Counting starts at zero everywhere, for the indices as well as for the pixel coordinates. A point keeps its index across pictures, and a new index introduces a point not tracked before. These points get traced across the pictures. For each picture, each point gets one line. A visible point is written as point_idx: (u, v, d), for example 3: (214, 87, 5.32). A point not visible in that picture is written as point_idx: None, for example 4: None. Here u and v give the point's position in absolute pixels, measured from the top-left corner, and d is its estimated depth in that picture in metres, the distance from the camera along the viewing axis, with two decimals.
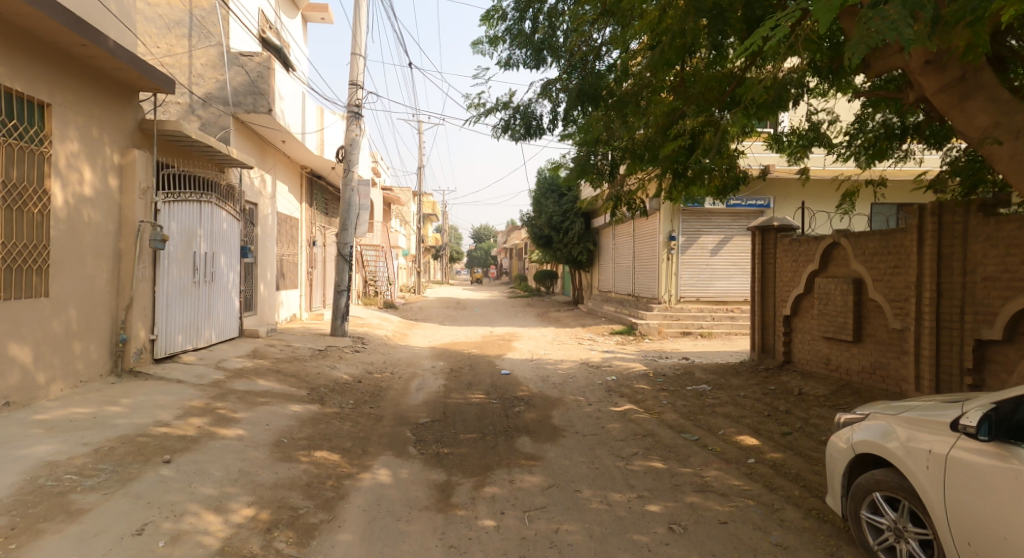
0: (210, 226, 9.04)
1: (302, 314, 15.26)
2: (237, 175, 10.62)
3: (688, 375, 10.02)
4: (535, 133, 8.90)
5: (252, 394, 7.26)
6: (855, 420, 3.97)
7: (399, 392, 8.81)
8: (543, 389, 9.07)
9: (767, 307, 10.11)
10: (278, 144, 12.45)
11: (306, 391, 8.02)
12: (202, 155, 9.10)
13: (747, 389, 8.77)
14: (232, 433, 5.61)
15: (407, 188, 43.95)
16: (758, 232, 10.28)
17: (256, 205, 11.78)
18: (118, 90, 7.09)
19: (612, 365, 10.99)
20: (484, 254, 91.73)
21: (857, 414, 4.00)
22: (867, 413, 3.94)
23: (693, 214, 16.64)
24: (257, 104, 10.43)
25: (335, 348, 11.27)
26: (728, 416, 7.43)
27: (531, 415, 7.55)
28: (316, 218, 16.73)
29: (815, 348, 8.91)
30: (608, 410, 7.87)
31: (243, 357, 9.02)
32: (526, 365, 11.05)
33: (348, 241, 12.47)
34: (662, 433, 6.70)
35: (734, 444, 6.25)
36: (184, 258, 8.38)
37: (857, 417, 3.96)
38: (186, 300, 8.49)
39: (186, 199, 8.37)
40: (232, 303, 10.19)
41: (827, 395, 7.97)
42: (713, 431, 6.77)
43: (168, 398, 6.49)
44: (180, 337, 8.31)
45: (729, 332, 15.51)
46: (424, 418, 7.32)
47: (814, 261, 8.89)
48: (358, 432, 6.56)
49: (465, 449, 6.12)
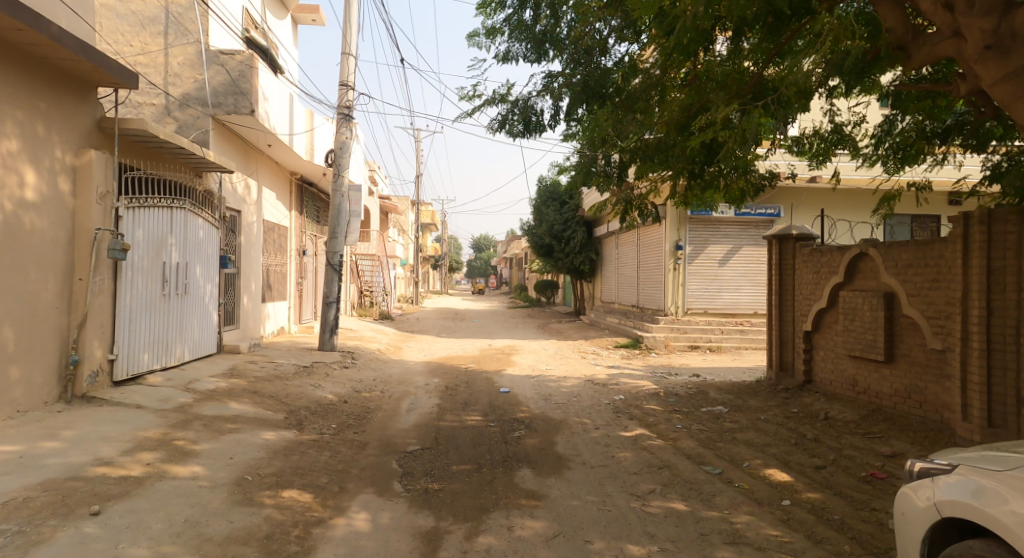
0: (184, 235, 8.34)
1: (291, 327, 14.54)
2: (217, 180, 9.91)
3: (702, 394, 9.27)
4: (536, 130, 8.23)
5: (220, 420, 6.53)
6: (936, 470, 3.22)
7: (388, 414, 8.06)
8: (545, 411, 8.32)
9: (786, 323, 9.39)
10: (264, 148, 11.81)
11: (284, 414, 7.28)
12: (174, 158, 8.45)
13: (768, 413, 8.03)
14: (186, 471, 4.90)
15: (405, 197, 43.33)
16: (774, 242, 9.59)
17: (239, 212, 11.09)
18: (70, 84, 6.48)
19: (619, 382, 10.25)
20: (485, 264, 91.23)
21: (937, 462, 3.26)
22: (953, 463, 3.20)
23: (701, 222, 15.94)
24: (238, 105, 9.74)
25: (322, 365, 10.53)
26: (752, 444, 6.68)
27: (533, 442, 6.80)
28: (307, 227, 16.03)
29: (840, 367, 8.18)
30: (617, 435, 7.13)
31: (219, 377, 8.28)
32: (526, 382, 10.31)
33: (339, 250, 11.72)
34: (680, 464, 5.96)
35: (764, 480, 5.50)
36: (153, 270, 7.69)
37: (939, 466, 3.23)
38: (154, 315, 7.78)
39: (155, 205, 7.68)
40: (210, 316, 9.48)
41: (856, 421, 7.24)
42: (736, 463, 6.04)
43: (122, 427, 5.77)
44: (146, 355, 7.60)
45: (739, 346, 14.79)
46: (414, 446, 6.58)
47: (838, 272, 8.17)
48: (336, 464, 5.83)
49: (458, 486, 5.38)
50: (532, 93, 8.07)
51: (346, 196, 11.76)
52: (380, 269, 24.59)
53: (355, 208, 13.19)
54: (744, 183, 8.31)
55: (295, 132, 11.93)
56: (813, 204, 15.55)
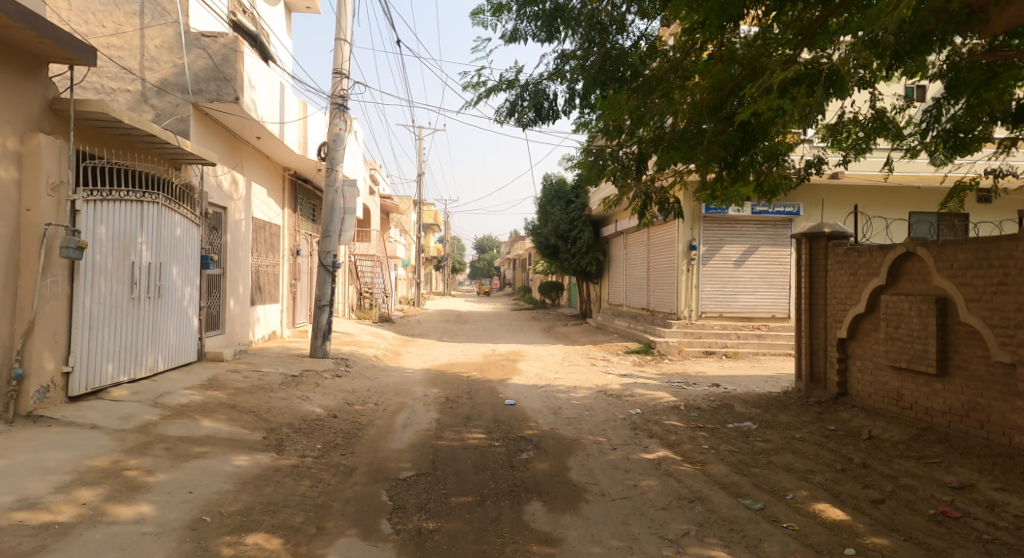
0: (158, 232, 7.56)
1: (283, 331, 13.75)
2: (198, 174, 9.11)
3: (727, 408, 8.44)
4: (548, 117, 7.43)
5: (187, 442, 5.75)
6: None
7: (381, 431, 7.25)
8: (555, 428, 7.50)
9: (817, 330, 8.56)
10: (253, 141, 11.04)
11: (262, 433, 6.49)
12: (144, 146, 7.64)
13: (804, 430, 7.23)
14: (130, 512, 4.19)
15: (407, 196, 42.65)
16: (803, 241, 8.76)
17: (224, 209, 10.30)
18: (11, 58, 5.71)
19: (634, 393, 9.43)
20: (488, 264, 90.53)
21: None
22: None
23: (716, 221, 15.13)
24: (221, 93, 8.93)
25: (312, 374, 9.73)
26: (792, 470, 5.87)
27: (543, 466, 6.01)
28: (301, 225, 15.25)
29: (881, 380, 7.36)
30: (638, 458, 6.34)
31: (194, 389, 7.49)
32: (533, 393, 9.50)
33: (331, 250, 10.94)
34: (714, 497, 5.16)
35: (815, 518, 4.70)
36: (120, 271, 6.91)
37: None
38: (122, 321, 6.99)
39: (121, 199, 6.90)
40: (190, 321, 8.69)
41: (906, 442, 6.42)
42: (779, 495, 5.22)
43: (66, 454, 4.99)
44: (110, 366, 6.83)
45: (756, 352, 13.96)
46: (407, 472, 5.79)
47: (878, 274, 7.37)
48: (316, 497, 5.03)
49: (457, 526, 4.62)
50: (543, 75, 7.26)
51: (339, 192, 10.95)
52: (380, 270, 23.83)
53: (350, 205, 12.38)
54: (776, 173, 7.52)
55: (285, 121, 11.16)
56: (851, 191, 14.71)
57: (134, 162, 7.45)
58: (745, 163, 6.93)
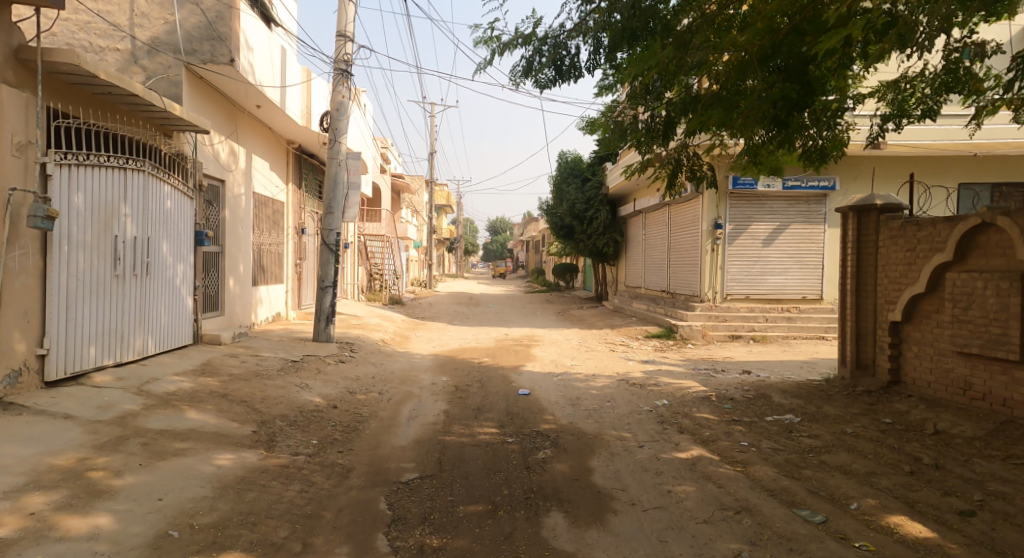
0: (146, 203, 6.88)
1: (288, 313, 13.17)
2: (192, 143, 8.39)
3: (764, 399, 7.71)
4: (570, 76, 6.68)
5: (166, 437, 5.10)
6: None
7: (384, 425, 6.60)
8: (575, 422, 6.81)
9: (865, 312, 7.78)
10: (253, 109, 10.34)
11: (253, 427, 5.84)
12: (120, 105, 6.87)
13: (856, 425, 6.50)
14: (82, 527, 3.61)
15: (419, 175, 41.89)
16: (850, 215, 7.96)
17: (222, 182, 9.65)
18: None
19: (659, 382, 8.72)
20: (501, 246, 89.87)
21: None
22: None
23: (743, 198, 14.28)
24: (215, 53, 8.20)
25: (315, 359, 9.12)
26: (851, 473, 5.25)
27: (563, 468, 5.34)
28: (306, 202, 14.57)
29: (944, 367, 6.64)
30: (670, 458, 5.65)
31: (185, 374, 6.84)
32: (550, 381, 8.82)
33: (334, 227, 10.26)
34: (766, 510, 4.50)
35: (892, 535, 4.18)
36: (101, 245, 6.24)
37: None
38: (106, 300, 6.35)
39: (100, 164, 6.21)
40: (184, 303, 8.04)
41: (981, 438, 5.71)
42: (841, 503, 4.67)
43: (26, 451, 4.37)
44: (94, 348, 6.21)
45: (785, 336, 13.22)
46: (411, 474, 5.15)
47: (944, 249, 6.59)
48: (305, 506, 4.39)
49: (465, 545, 3.98)
50: (564, 28, 6.49)
51: (344, 165, 10.25)
52: (390, 251, 23.18)
53: (355, 179, 11.68)
54: (823, 142, 6.74)
55: (287, 86, 10.44)
56: (901, 159, 13.81)
57: (116, 127, 6.73)
58: (798, 124, 6.12)
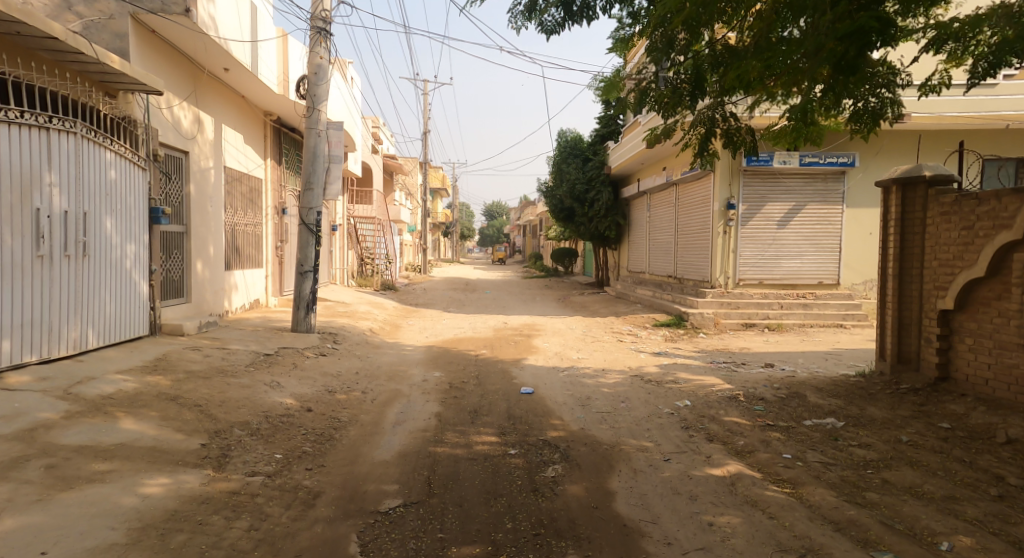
0: (78, 172, 6.03)
1: (268, 300, 12.24)
2: (143, 105, 7.39)
3: (799, 398, 6.75)
4: (581, 17, 5.81)
5: (85, 456, 4.15)
6: None
7: (365, 432, 5.64)
8: (587, 427, 5.86)
9: (909, 299, 6.72)
10: (219, 73, 9.34)
11: (203, 439, 4.87)
12: (29, 47, 5.91)
13: (912, 431, 5.54)
14: None
15: (412, 157, 40.69)
16: (893, 188, 6.89)
17: (186, 153, 8.66)
18: None
19: (677, 379, 7.76)
20: (498, 230, 88.64)
21: None
22: None
23: (757, 175, 13.25)
24: (166, 1, 7.19)
25: (291, 353, 8.14)
26: (926, 496, 4.30)
27: (577, 491, 4.39)
28: (287, 178, 13.46)
29: (1007, 362, 5.64)
30: (702, 476, 4.71)
31: (130, 373, 5.86)
32: (554, 377, 7.87)
33: (314, 205, 9.22)
34: (835, 554, 3.58)
35: None
36: (17, 217, 5.39)
37: None
38: (26, 285, 5.48)
39: (13, 122, 5.35)
40: (139, 289, 7.13)
41: None
42: (925, 541, 3.74)
43: None
44: (8, 341, 5.33)
45: (803, 324, 12.32)
46: (391, 501, 4.18)
47: (1011, 225, 5.56)
48: (251, 552, 3.45)
49: None
50: None
51: (323, 136, 9.28)
52: (381, 235, 22.11)
53: (334, 151, 10.57)
54: (876, 102, 5.67)
55: (257, 43, 9.39)
56: (952, 130, 12.73)
57: (29, 77, 5.78)
58: (865, 74, 4.98)
